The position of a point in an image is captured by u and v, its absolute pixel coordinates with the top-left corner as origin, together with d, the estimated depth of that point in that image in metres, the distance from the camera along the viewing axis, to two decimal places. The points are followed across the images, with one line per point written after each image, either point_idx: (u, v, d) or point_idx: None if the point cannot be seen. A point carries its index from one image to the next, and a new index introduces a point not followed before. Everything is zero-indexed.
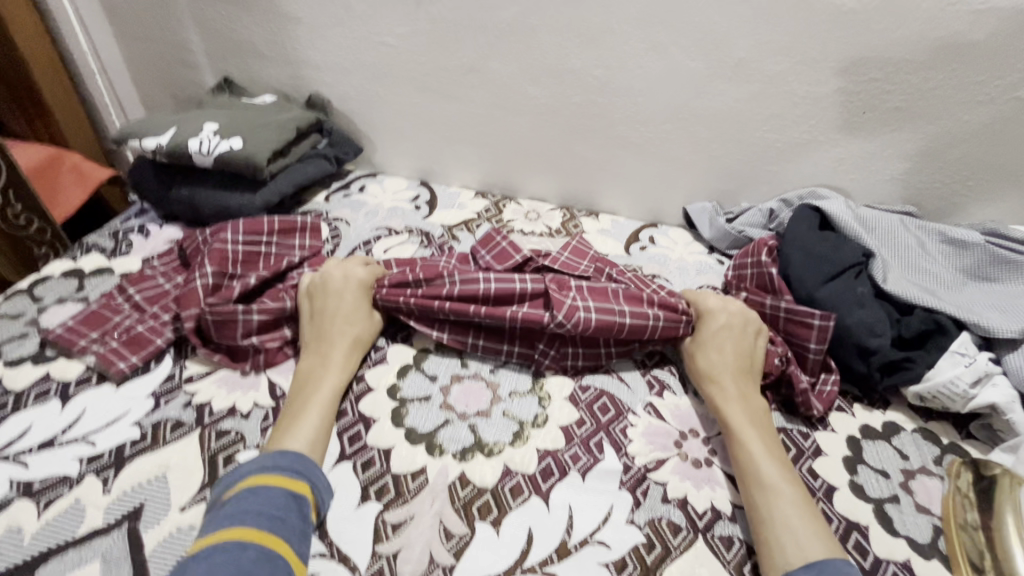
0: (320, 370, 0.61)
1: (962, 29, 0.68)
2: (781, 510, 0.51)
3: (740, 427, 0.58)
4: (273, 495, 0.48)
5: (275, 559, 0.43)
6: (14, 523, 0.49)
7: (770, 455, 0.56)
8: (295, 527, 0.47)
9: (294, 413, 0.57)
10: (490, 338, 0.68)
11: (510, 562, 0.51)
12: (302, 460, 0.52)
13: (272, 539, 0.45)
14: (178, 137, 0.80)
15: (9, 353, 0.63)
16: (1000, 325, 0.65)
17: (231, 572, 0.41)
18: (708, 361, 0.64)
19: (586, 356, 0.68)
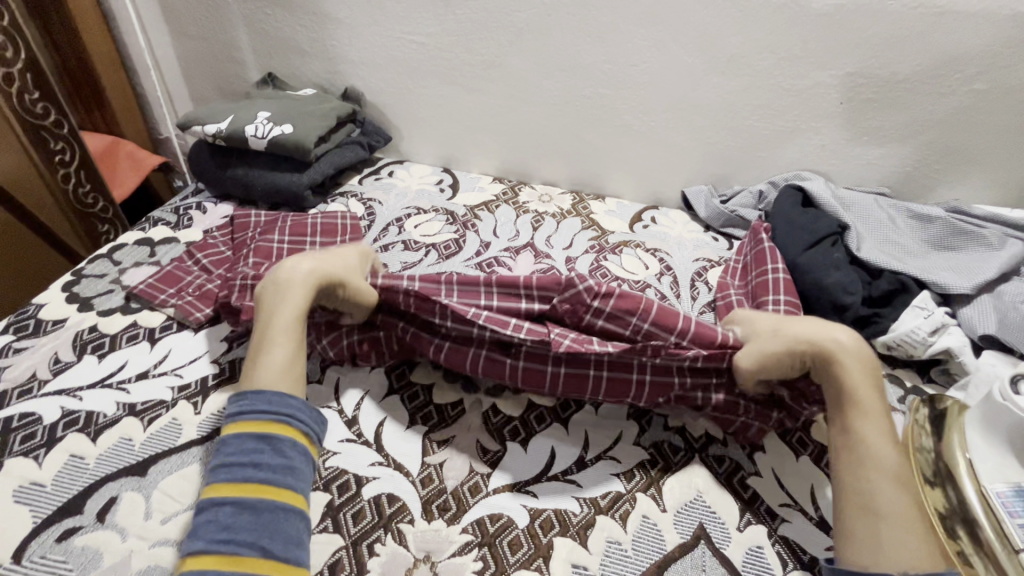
0: (281, 296, 0.61)
1: (923, 29, 0.79)
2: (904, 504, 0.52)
3: (864, 414, 0.56)
4: (242, 443, 0.51)
5: (253, 505, 0.47)
6: (125, 434, 0.58)
7: (888, 443, 0.55)
8: (272, 466, 0.50)
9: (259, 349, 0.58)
10: (494, 356, 0.64)
11: (537, 471, 0.59)
12: (274, 401, 0.53)
13: (250, 485, 0.48)
14: (235, 124, 0.91)
15: (99, 304, 0.73)
16: (955, 282, 0.75)
17: (213, 527, 0.46)
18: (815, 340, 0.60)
19: (605, 388, 0.64)
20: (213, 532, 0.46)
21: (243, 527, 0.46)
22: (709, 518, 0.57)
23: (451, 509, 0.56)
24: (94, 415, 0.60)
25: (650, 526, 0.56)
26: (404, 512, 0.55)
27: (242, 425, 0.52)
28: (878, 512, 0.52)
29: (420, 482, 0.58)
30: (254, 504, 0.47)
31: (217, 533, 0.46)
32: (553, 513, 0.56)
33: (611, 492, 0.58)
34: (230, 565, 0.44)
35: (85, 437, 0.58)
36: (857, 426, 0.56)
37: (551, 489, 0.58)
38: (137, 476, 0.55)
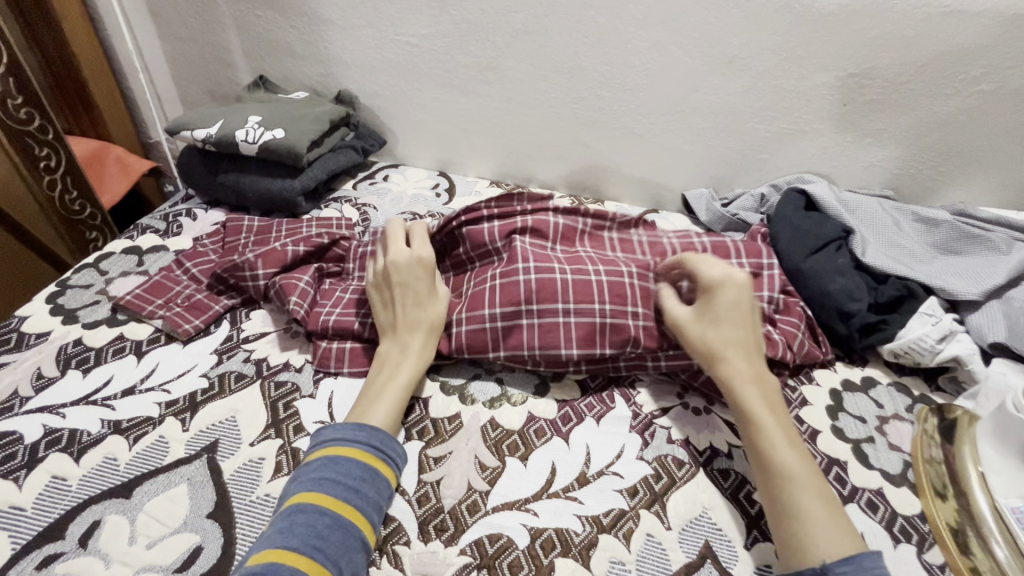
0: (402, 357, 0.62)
1: (928, 29, 0.77)
2: (806, 501, 0.50)
3: (757, 416, 0.56)
4: (350, 465, 0.52)
5: (347, 528, 0.48)
6: (109, 453, 0.56)
7: (790, 445, 0.54)
8: (369, 498, 0.51)
9: (374, 392, 0.59)
10: (506, 286, 0.66)
11: (537, 488, 0.58)
12: (379, 436, 0.55)
13: (347, 509, 0.49)
14: (226, 128, 0.89)
15: (84, 317, 0.71)
16: (963, 289, 0.73)
17: (308, 533, 0.46)
18: (720, 345, 0.60)
19: (613, 313, 0.65)
20: (306, 537, 0.46)
21: (334, 545, 0.46)
22: (716, 536, 0.55)
23: (448, 530, 0.54)
24: (77, 434, 0.58)
25: (655, 546, 0.54)
26: (399, 534, 0.53)
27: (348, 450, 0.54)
28: (782, 510, 0.51)
29: (416, 501, 0.56)
30: (347, 529, 0.48)
31: (306, 541, 0.46)
32: (555, 533, 0.54)
33: (614, 509, 0.56)
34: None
35: (68, 458, 0.55)
36: (752, 427, 0.56)
37: (552, 507, 0.56)
38: (121, 499, 0.53)
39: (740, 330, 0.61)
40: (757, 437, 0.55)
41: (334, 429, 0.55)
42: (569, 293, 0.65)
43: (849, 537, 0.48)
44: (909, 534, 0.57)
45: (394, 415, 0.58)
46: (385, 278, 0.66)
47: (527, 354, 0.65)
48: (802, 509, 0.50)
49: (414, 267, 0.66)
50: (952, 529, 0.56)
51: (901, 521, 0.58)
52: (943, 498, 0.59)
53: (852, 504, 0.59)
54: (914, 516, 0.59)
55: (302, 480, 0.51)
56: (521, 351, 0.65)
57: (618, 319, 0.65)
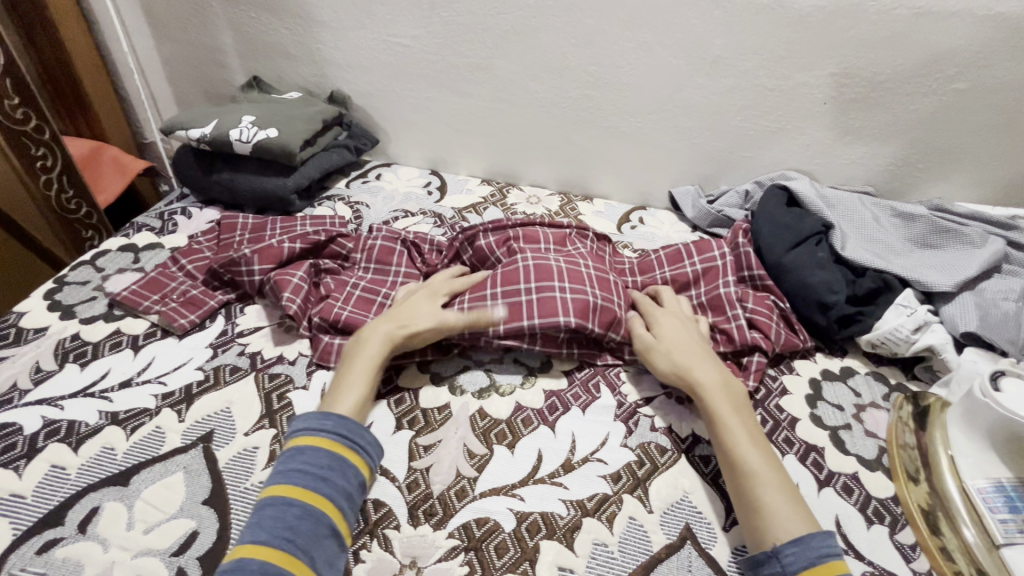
0: (364, 344, 0.64)
1: (905, 29, 0.79)
2: (765, 493, 0.53)
3: (722, 417, 0.59)
4: (319, 455, 0.53)
5: (317, 517, 0.49)
6: (107, 443, 0.58)
7: (753, 442, 0.57)
8: (338, 485, 0.52)
9: (340, 379, 0.61)
10: (507, 271, 0.71)
11: (523, 474, 0.59)
12: (348, 425, 0.56)
13: (315, 498, 0.50)
14: (220, 127, 0.91)
15: (81, 312, 0.72)
16: (938, 281, 0.76)
17: (277, 525, 0.48)
18: (681, 358, 0.65)
19: (604, 297, 0.70)
20: (275, 529, 0.48)
21: (303, 535, 0.47)
22: (695, 518, 0.57)
23: (437, 514, 0.56)
24: (76, 425, 0.59)
25: (637, 528, 0.56)
26: (390, 518, 0.55)
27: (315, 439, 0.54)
28: (744, 505, 0.54)
29: (406, 487, 0.58)
30: (316, 517, 0.49)
31: (275, 533, 0.47)
32: (540, 516, 0.56)
33: (598, 494, 0.58)
34: (284, 569, 0.45)
35: (66, 448, 0.57)
36: (718, 427, 0.59)
37: (538, 492, 0.58)
38: (119, 486, 0.54)
39: (697, 345, 0.66)
40: (722, 436, 0.58)
41: (302, 420, 0.56)
42: (564, 276, 0.70)
43: (806, 526, 0.51)
44: (881, 515, 0.59)
45: (359, 402, 0.60)
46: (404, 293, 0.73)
47: (527, 325, 0.67)
48: (763, 501, 0.53)
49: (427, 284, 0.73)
50: (924, 509, 0.59)
51: (875, 503, 0.60)
52: (915, 483, 0.61)
53: (828, 487, 0.61)
54: (886, 498, 0.61)
55: (273, 473, 0.52)
56: (520, 323, 0.67)
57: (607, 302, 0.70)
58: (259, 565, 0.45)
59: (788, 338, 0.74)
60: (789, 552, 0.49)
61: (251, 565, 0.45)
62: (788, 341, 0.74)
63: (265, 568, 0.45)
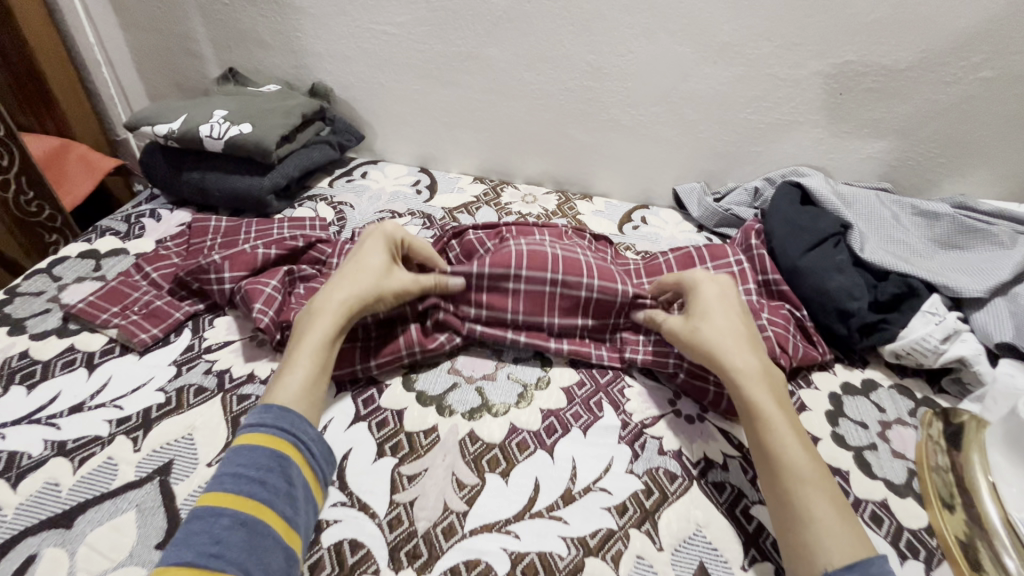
0: (314, 316, 0.58)
1: (929, 13, 0.73)
2: (816, 501, 0.47)
3: (764, 410, 0.53)
4: (255, 455, 0.47)
5: (251, 525, 0.42)
6: (51, 478, 0.51)
7: (799, 441, 0.51)
8: (277, 488, 0.45)
9: (286, 361, 0.55)
10: (499, 254, 0.67)
11: (518, 507, 0.53)
12: (290, 419, 0.50)
13: (250, 504, 0.44)
14: (189, 122, 0.84)
15: (33, 327, 0.66)
16: (968, 286, 0.70)
17: (204, 541, 0.41)
18: (717, 338, 0.58)
19: (601, 289, 0.66)
20: (201, 545, 0.41)
21: (235, 549, 0.41)
22: (711, 556, 0.51)
23: (422, 556, 0.49)
24: (17, 457, 0.53)
25: (646, 569, 0.50)
26: (368, 561, 0.49)
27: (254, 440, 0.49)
28: (787, 512, 0.48)
29: (387, 524, 0.52)
30: (251, 526, 0.43)
31: (201, 550, 0.40)
32: (537, 557, 0.50)
33: (601, 530, 0.52)
34: None
35: (4, 484, 0.51)
36: (759, 422, 0.53)
37: (534, 528, 0.52)
38: (61, 529, 0.48)
39: (737, 324, 0.59)
40: (766, 431, 0.52)
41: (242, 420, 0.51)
42: (559, 266, 0.66)
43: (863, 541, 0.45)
44: (916, 549, 0.53)
45: (303, 386, 0.53)
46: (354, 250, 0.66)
47: (510, 313, 0.66)
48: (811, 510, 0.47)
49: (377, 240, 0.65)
50: (961, 542, 0.53)
51: (908, 536, 0.55)
52: (950, 510, 0.55)
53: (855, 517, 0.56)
54: (920, 529, 0.55)
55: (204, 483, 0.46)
56: (503, 313, 0.66)
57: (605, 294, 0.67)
58: None
59: (806, 351, 0.68)
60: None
61: None
62: (806, 353, 0.68)
63: None
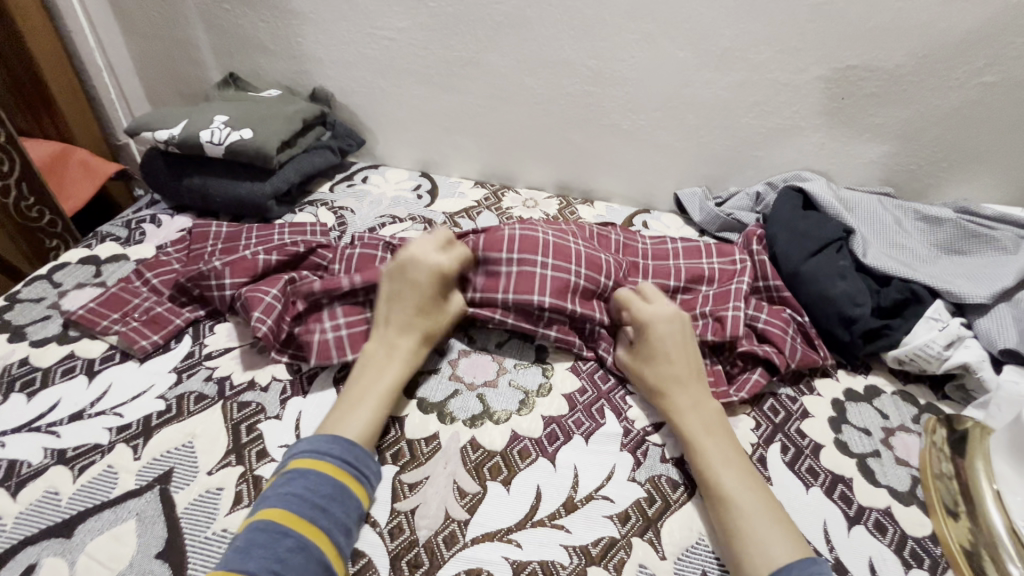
0: (382, 363, 0.60)
1: (930, 18, 0.73)
2: (746, 522, 0.49)
3: (695, 441, 0.56)
4: (322, 482, 0.49)
5: (310, 551, 0.45)
6: (51, 486, 0.51)
7: (730, 466, 0.53)
8: (337, 517, 0.48)
9: (351, 402, 0.57)
10: (491, 238, 0.70)
11: (521, 516, 0.53)
12: (354, 451, 0.53)
13: (310, 530, 0.46)
14: (190, 128, 0.84)
15: (33, 333, 0.66)
16: (971, 292, 0.69)
17: (268, 556, 0.44)
18: (659, 368, 0.60)
19: (588, 276, 0.68)
20: (264, 560, 0.44)
21: (294, 570, 0.44)
22: (713, 566, 0.51)
23: (423, 565, 0.49)
24: (16, 466, 0.53)
25: None
26: (369, 570, 0.49)
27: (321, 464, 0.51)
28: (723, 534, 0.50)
29: (388, 533, 0.51)
30: (311, 552, 0.45)
31: (265, 566, 0.43)
32: (539, 566, 0.50)
33: (604, 538, 0.52)
34: None
35: (4, 493, 0.51)
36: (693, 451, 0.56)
37: (536, 537, 0.52)
38: (61, 538, 0.48)
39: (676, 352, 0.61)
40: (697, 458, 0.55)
41: (309, 440, 0.53)
42: (549, 250, 0.68)
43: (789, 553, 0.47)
44: (920, 558, 0.53)
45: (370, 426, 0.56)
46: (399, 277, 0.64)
47: (503, 296, 0.67)
48: (742, 531, 0.49)
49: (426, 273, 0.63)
50: (966, 552, 0.53)
51: (911, 544, 0.54)
52: (955, 519, 0.55)
53: (859, 526, 0.55)
54: (924, 538, 0.55)
55: (270, 496, 0.49)
56: (494, 293, 0.67)
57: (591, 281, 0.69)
58: None
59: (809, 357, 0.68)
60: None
61: None
62: (810, 359, 0.68)
63: None
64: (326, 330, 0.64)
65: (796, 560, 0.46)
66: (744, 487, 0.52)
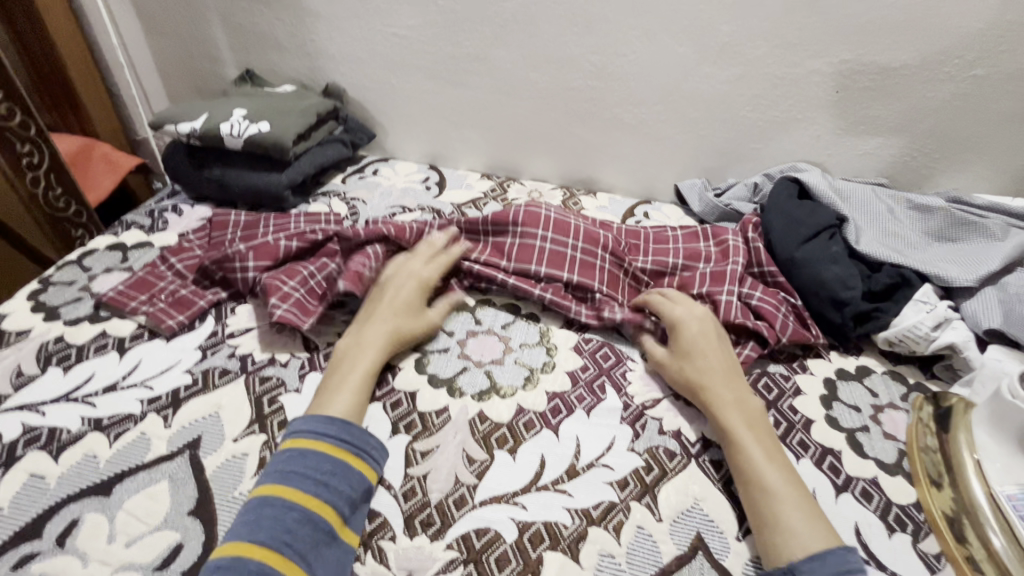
0: (357, 352, 0.63)
1: (921, 13, 0.76)
2: (788, 513, 0.51)
3: (737, 436, 0.57)
4: (321, 460, 0.52)
5: (315, 522, 0.48)
6: (89, 450, 0.55)
7: (771, 461, 0.55)
8: (340, 491, 0.51)
9: (332, 385, 0.60)
10: (500, 213, 0.79)
11: (526, 481, 0.57)
12: (350, 430, 0.55)
13: (316, 503, 0.49)
14: (210, 121, 0.88)
15: (66, 313, 0.70)
16: (959, 276, 0.72)
17: (276, 527, 0.47)
18: (698, 371, 0.62)
19: (584, 249, 0.75)
20: (274, 531, 0.47)
21: (302, 540, 0.47)
22: (707, 527, 0.54)
23: (435, 524, 0.53)
24: (57, 432, 0.57)
25: (645, 538, 0.53)
26: (385, 528, 0.52)
27: (319, 442, 0.54)
28: (763, 525, 0.51)
29: (402, 495, 0.55)
30: (316, 523, 0.48)
31: (275, 536, 0.46)
32: (543, 526, 0.53)
33: (604, 502, 0.55)
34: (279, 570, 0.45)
35: (46, 456, 0.55)
36: (734, 446, 0.57)
37: (540, 500, 0.55)
38: (100, 497, 0.52)
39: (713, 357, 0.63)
40: (740, 450, 0.56)
41: (304, 420, 0.55)
42: (549, 226, 0.76)
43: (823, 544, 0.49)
44: (904, 523, 0.56)
45: (355, 404, 0.59)
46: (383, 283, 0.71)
47: (503, 265, 0.76)
48: (784, 522, 0.50)
49: (408, 280, 0.71)
50: (948, 518, 0.56)
51: (896, 511, 0.57)
52: (939, 488, 0.58)
53: (846, 494, 0.58)
54: (909, 505, 0.58)
55: (270, 472, 0.52)
56: (497, 264, 0.76)
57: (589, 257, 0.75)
58: (258, 565, 0.45)
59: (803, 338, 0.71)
60: (809, 569, 0.46)
61: (249, 564, 0.44)
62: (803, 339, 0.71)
63: (262, 567, 0.44)
64: (374, 271, 0.72)
65: (829, 549, 0.48)
66: (787, 480, 0.53)
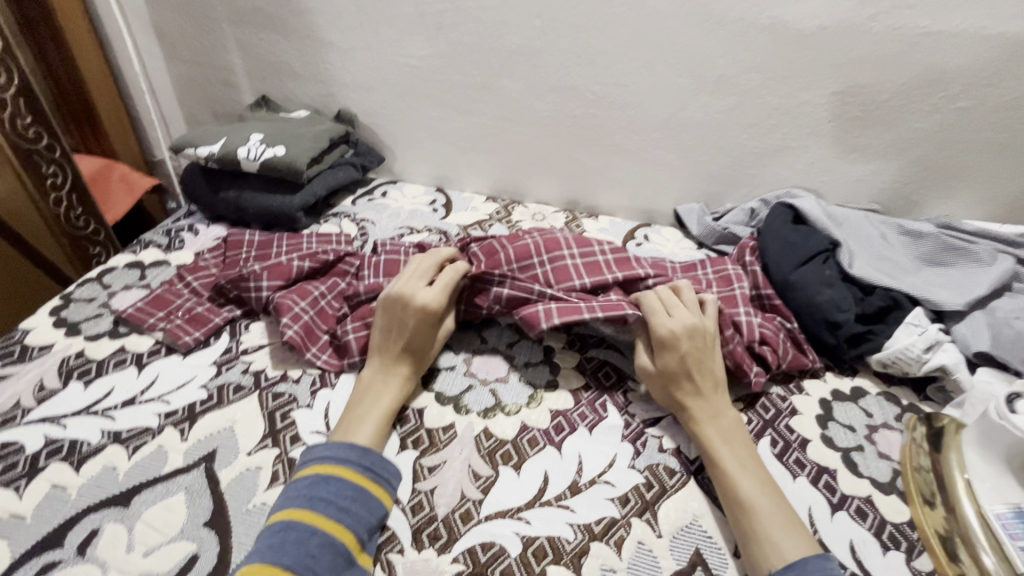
0: (375, 390, 0.64)
1: (907, 49, 0.80)
2: (758, 521, 0.53)
3: (711, 448, 0.60)
4: (343, 487, 0.54)
5: (337, 547, 0.49)
6: (108, 463, 0.57)
7: (745, 471, 0.57)
8: (360, 517, 0.52)
9: (353, 419, 0.61)
10: (518, 247, 0.78)
11: (529, 496, 0.58)
12: (373, 457, 0.57)
13: (338, 529, 0.51)
14: (228, 146, 0.92)
15: (87, 329, 0.73)
16: (948, 300, 0.75)
17: (300, 551, 0.48)
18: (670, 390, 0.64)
19: (612, 255, 0.78)
20: (298, 555, 0.48)
21: (323, 565, 0.48)
22: (706, 543, 0.55)
23: (442, 537, 0.55)
24: (77, 444, 0.59)
25: (646, 553, 0.54)
26: (394, 542, 0.54)
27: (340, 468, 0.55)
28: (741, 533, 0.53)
29: (410, 509, 0.57)
30: (336, 548, 0.50)
31: (299, 560, 0.48)
32: (546, 541, 0.55)
33: (605, 517, 0.57)
34: None
35: (67, 467, 0.57)
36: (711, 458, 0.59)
37: (544, 515, 0.57)
38: (121, 507, 0.54)
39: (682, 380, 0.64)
40: (715, 460, 0.59)
41: (321, 447, 0.57)
42: (573, 246, 0.78)
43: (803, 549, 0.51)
44: (897, 541, 0.58)
45: (378, 437, 0.60)
46: (389, 309, 0.68)
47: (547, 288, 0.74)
48: (756, 529, 0.52)
49: (410, 309, 0.66)
50: (941, 537, 0.57)
51: (890, 529, 0.59)
52: (932, 507, 0.59)
53: (840, 512, 0.60)
54: (903, 523, 0.59)
55: (294, 495, 0.53)
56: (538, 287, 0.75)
57: (621, 260, 0.78)
58: None
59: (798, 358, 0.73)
60: None
61: None
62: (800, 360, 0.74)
63: None
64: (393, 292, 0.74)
65: (808, 556, 0.50)
66: (764, 491, 0.55)
